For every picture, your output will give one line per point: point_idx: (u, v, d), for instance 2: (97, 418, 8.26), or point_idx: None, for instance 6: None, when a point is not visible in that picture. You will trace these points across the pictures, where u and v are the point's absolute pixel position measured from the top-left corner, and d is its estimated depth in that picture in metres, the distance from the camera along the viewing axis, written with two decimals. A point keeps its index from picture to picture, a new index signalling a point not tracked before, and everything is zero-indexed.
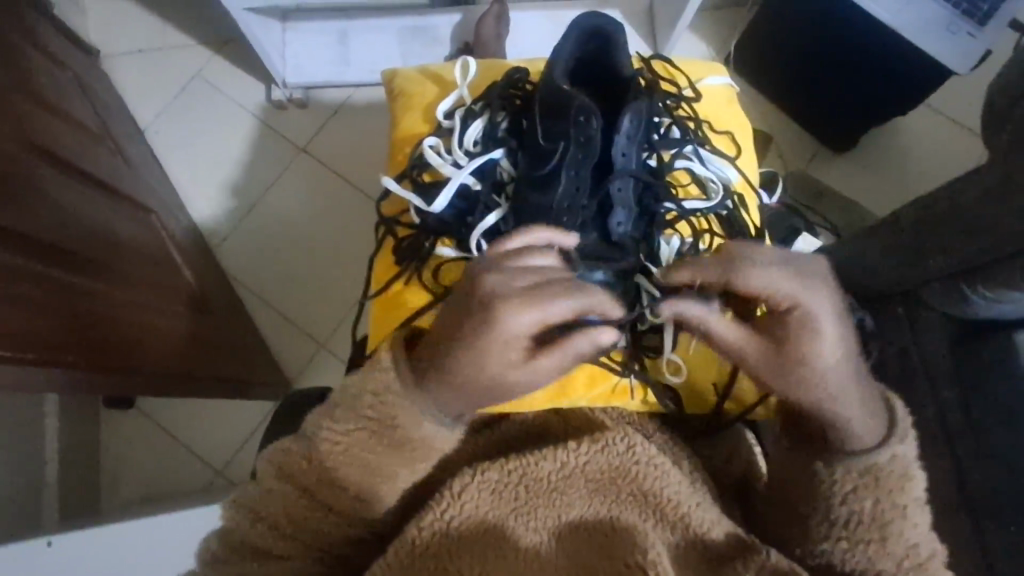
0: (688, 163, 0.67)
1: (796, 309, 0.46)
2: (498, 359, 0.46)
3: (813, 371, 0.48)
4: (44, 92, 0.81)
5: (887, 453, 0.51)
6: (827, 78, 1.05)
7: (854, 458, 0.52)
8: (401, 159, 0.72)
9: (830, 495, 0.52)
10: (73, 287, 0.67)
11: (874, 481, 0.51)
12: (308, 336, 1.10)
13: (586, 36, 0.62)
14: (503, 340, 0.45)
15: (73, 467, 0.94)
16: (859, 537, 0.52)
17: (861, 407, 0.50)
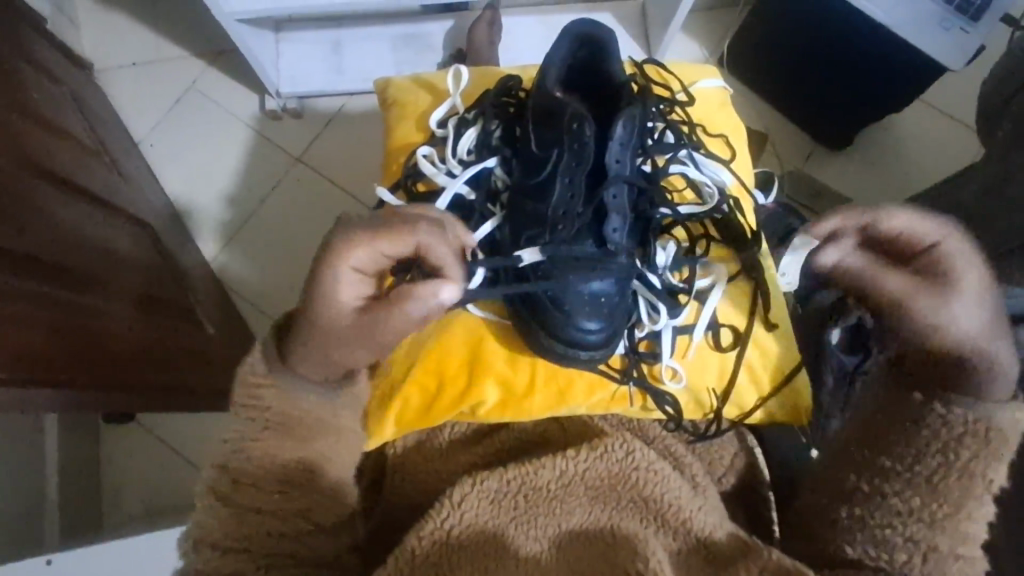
0: (683, 168, 0.67)
1: (935, 249, 0.51)
2: (332, 299, 0.51)
3: (966, 310, 0.50)
4: (39, 109, 0.81)
5: (1017, 415, 0.49)
6: (822, 77, 1.05)
7: (971, 405, 0.50)
8: (395, 169, 0.72)
9: (932, 439, 0.50)
10: (70, 305, 0.67)
11: (980, 432, 0.49)
12: None
13: (577, 44, 0.63)
14: (337, 274, 0.50)
15: (74, 483, 0.94)
16: (937, 496, 0.49)
17: (1011, 353, 0.51)
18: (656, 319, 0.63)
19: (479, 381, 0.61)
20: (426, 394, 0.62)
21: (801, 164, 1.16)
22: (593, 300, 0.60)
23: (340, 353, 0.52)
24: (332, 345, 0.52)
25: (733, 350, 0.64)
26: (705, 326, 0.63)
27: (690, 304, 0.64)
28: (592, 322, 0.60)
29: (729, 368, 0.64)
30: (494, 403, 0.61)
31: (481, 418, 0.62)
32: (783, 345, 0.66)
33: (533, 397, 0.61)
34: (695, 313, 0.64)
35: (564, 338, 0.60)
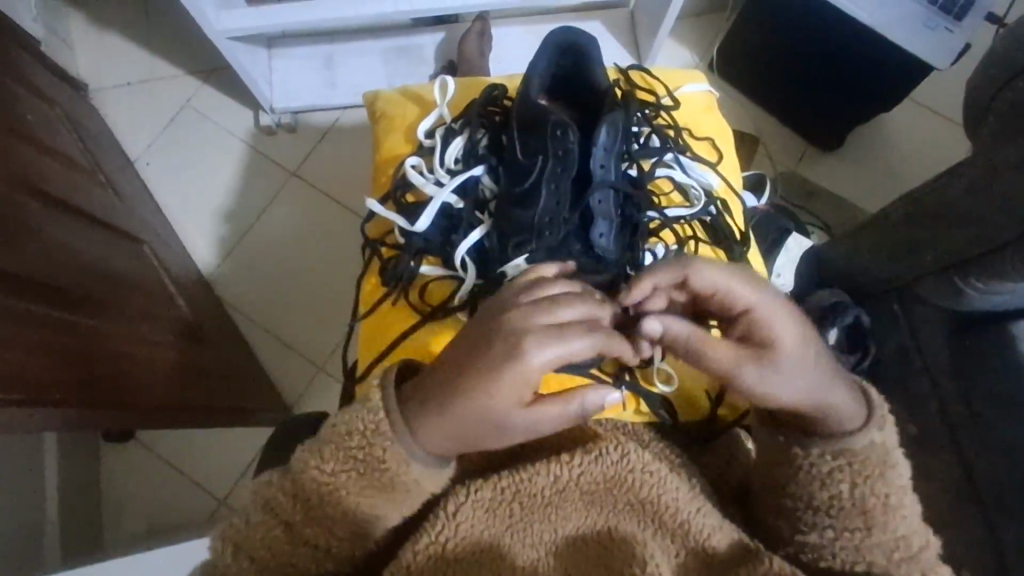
0: (669, 172, 0.67)
1: (750, 309, 0.51)
2: (498, 403, 0.47)
3: (794, 377, 0.50)
4: (35, 132, 0.82)
5: (863, 441, 0.51)
6: (808, 80, 1.07)
7: (830, 443, 0.52)
8: (385, 180, 0.72)
9: (811, 481, 0.52)
10: (69, 325, 0.67)
11: (849, 464, 0.51)
12: (305, 359, 1.09)
13: (561, 50, 0.63)
14: (521, 378, 0.46)
15: (75, 503, 0.94)
16: (845, 525, 0.51)
17: (856, 405, 0.52)
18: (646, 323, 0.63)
19: None
20: None
21: (794, 165, 1.16)
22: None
23: (490, 441, 0.51)
24: (470, 428, 0.49)
25: None
26: None
27: None
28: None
29: None
30: None
31: None
32: None
33: None
34: None
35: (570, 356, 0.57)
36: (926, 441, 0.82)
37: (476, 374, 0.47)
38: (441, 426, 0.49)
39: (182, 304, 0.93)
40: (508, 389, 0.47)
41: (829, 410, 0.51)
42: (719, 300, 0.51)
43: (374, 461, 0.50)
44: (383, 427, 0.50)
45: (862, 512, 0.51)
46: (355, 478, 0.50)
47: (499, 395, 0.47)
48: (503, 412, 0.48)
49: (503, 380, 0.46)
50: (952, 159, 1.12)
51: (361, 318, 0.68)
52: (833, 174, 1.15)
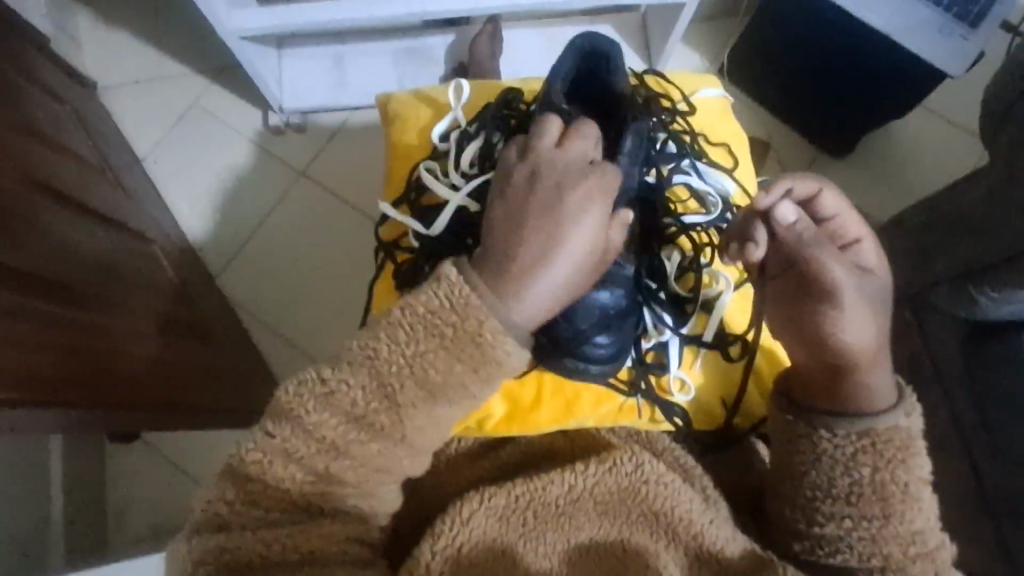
0: (686, 178, 0.67)
1: (857, 244, 0.55)
2: (581, 230, 0.49)
3: (869, 322, 0.51)
4: (45, 130, 0.82)
5: (888, 421, 0.52)
6: (821, 86, 1.06)
7: (858, 422, 0.52)
8: (398, 182, 0.73)
9: (834, 464, 0.53)
10: (77, 324, 0.67)
11: (874, 446, 0.52)
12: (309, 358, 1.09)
13: (584, 53, 0.63)
14: (581, 204, 0.49)
15: (81, 501, 0.94)
16: (864, 514, 0.52)
17: (891, 384, 0.54)
18: (663, 329, 0.63)
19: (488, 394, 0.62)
20: None
21: (805, 171, 1.16)
22: (603, 313, 0.59)
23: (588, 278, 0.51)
24: (574, 271, 0.49)
25: (742, 361, 0.64)
26: (712, 336, 0.64)
27: (696, 315, 0.64)
28: (603, 336, 0.59)
29: (738, 377, 0.65)
30: (500, 416, 0.62)
31: (489, 433, 0.62)
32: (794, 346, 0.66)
33: (538, 411, 0.61)
34: (701, 323, 0.64)
35: (579, 355, 0.59)
36: (937, 449, 0.81)
37: (535, 231, 0.48)
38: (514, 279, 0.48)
39: (189, 303, 0.93)
40: (553, 213, 0.48)
41: (876, 372, 0.52)
42: (835, 226, 0.55)
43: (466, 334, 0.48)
44: (470, 301, 0.47)
45: (881, 503, 0.51)
46: (441, 352, 0.48)
47: (551, 219, 0.48)
48: (592, 235, 0.49)
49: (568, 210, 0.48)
50: (964, 168, 1.12)
51: None
52: (843, 180, 1.15)
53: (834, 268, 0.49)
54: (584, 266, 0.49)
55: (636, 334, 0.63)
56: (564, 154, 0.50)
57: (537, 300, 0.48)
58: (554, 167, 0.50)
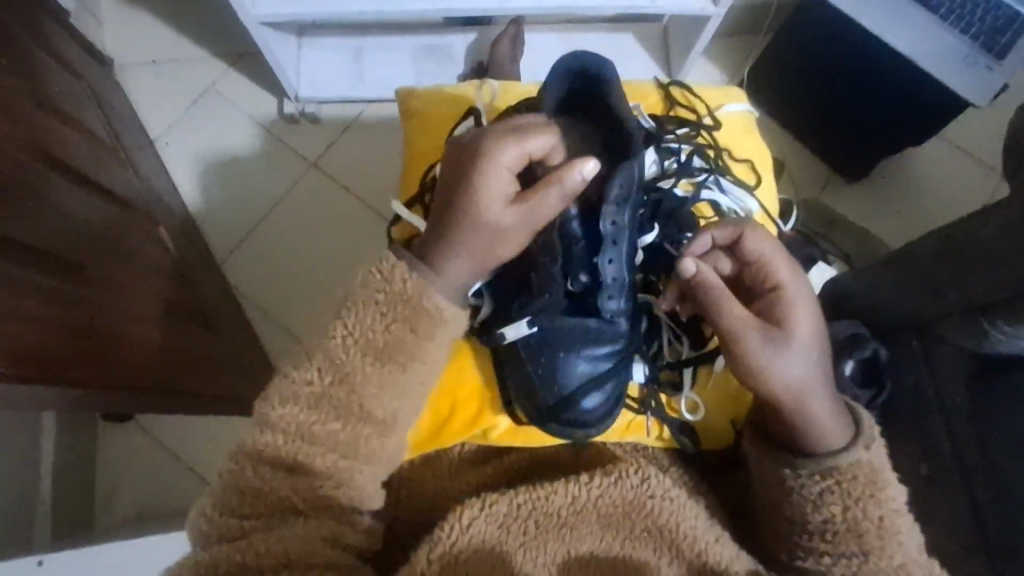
0: (711, 194, 0.66)
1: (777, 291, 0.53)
2: (489, 207, 0.51)
3: (788, 359, 0.50)
4: (58, 102, 0.81)
5: (851, 458, 0.51)
6: (840, 107, 1.05)
7: (821, 462, 0.51)
8: (412, 184, 0.71)
9: (802, 501, 0.52)
10: (80, 302, 0.66)
11: (840, 484, 0.51)
12: (285, 331, 1.09)
13: (575, 72, 0.56)
14: (490, 177, 0.50)
15: (71, 480, 0.93)
16: (842, 551, 0.51)
17: (841, 421, 0.52)
18: (679, 347, 0.63)
19: (492, 403, 0.62)
20: (437, 417, 0.62)
21: (817, 193, 1.15)
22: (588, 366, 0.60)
23: (500, 248, 0.53)
24: (485, 243, 0.52)
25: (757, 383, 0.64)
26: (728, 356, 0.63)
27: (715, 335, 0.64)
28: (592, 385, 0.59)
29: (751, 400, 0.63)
30: (505, 426, 0.62)
31: (491, 441, 0.62)
32: None
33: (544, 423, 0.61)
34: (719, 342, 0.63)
35: (551, 404, 0.59)
36: (938, 482, 0.80)
37: (448, 213, 0.52)
38: (443, 237, 0.52)
39: (192, 287, 0.92)
40: (473, 156, 0.51)
41: (817, 400, 0.51)
42: (760, 271, 0.55)
43: (399, 296, 0.51)
44: (398, 268, 0.51)
45: (856, 538, 0.51)
46: (380, 317, 0.51)
47: (473, 164, 0.51)
48: (500, 208, 0.51)
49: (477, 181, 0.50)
50: (978, 201, 1.11)
51: None
52: (855, 205, 1.14)
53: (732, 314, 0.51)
54: (502, 208, 0.51)
55: (648, 353, 0.63)
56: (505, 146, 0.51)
57: (457, 266, 0.52)
58: (479, 136, 0.53)
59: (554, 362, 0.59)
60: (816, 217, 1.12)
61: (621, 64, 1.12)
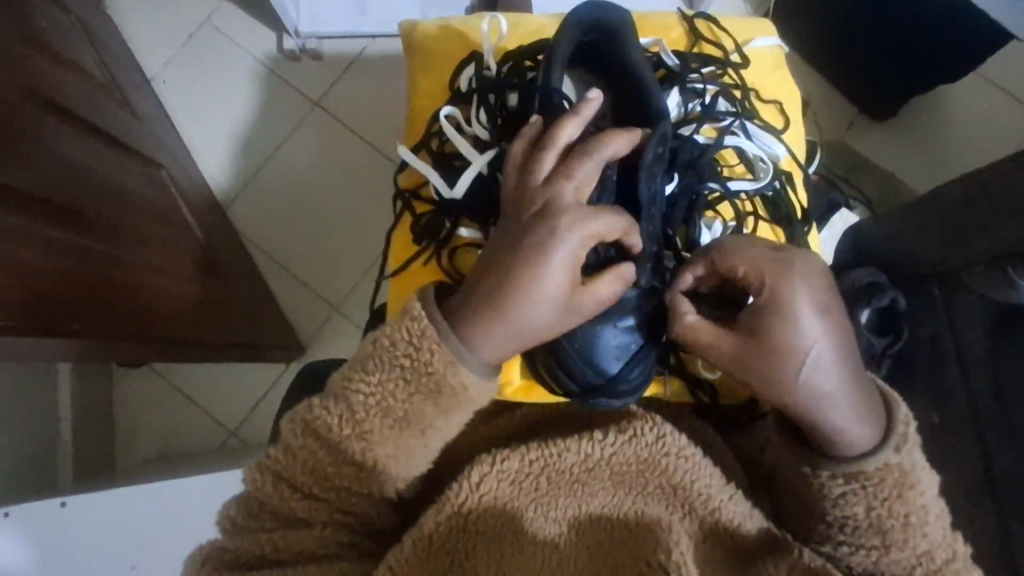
0: (737, 140, 0.62)
1: (769, 295, 0.49)
2: (540, 294, 0.47)
3: (778, 370, 0.48)
4: (48, 40, 0.77)
5: (878, 462, 0.50)
6: (872, 42, 0.99)
7: (845, 466, 0.50)
8: (418, 129, 0.66)
9: (824, 498, 0.52)
10: (87, 253, 0.65)
11: (866, 488, 0.50)
12: (300, 282, 1.08)
13: (588, 26, 0.57)
14: (546, 264, 0.47)
15: (89, 425, 0.95)
16: (865, 543, 0.51)
17: (860, 422, 0.49)
18: None
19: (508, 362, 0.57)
20: None
21: (843, 134, 1.10)
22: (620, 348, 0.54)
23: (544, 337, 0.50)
24: (531, 331, 0.49)
25: None
26: None
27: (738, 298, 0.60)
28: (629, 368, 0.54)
29: None
30: (519, 384, 0.58)
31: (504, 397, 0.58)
32: None
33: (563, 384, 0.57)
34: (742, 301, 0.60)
35: (580, 383, 0.54)
36: (948, 434, 0.80)
37: (489, 289, 0.48)
38: (474, 310, 0.49)
39: (199, 235, 0.90)
40: (530, 248, 0.47)
41: (836, 415, 0.49)
42: (750, 278, 0.50)
43: (423, 366, 0.49)
44: (427, 332, 0.49)
45: (877, 532, 0.51)
46: (404, 384, 0.50)
47: (533, 268, 0.47)
48: (552, 297, 0.48)
49: (528, 267, 0.47)
50: (1012, 143, 1.06)
51: (390, 275, 0.63)
52: (882, 146, 1.09)
53: (713, 332, 0.50)
54: (549, 311, 0.48)
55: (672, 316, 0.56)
56: (555, 228, 0.47)
57: (494, 345, 0.49)
58: (530, 215, 0.48)
59: (575, 337, 0.53)
60: (840, 160, 1.07)
61: None
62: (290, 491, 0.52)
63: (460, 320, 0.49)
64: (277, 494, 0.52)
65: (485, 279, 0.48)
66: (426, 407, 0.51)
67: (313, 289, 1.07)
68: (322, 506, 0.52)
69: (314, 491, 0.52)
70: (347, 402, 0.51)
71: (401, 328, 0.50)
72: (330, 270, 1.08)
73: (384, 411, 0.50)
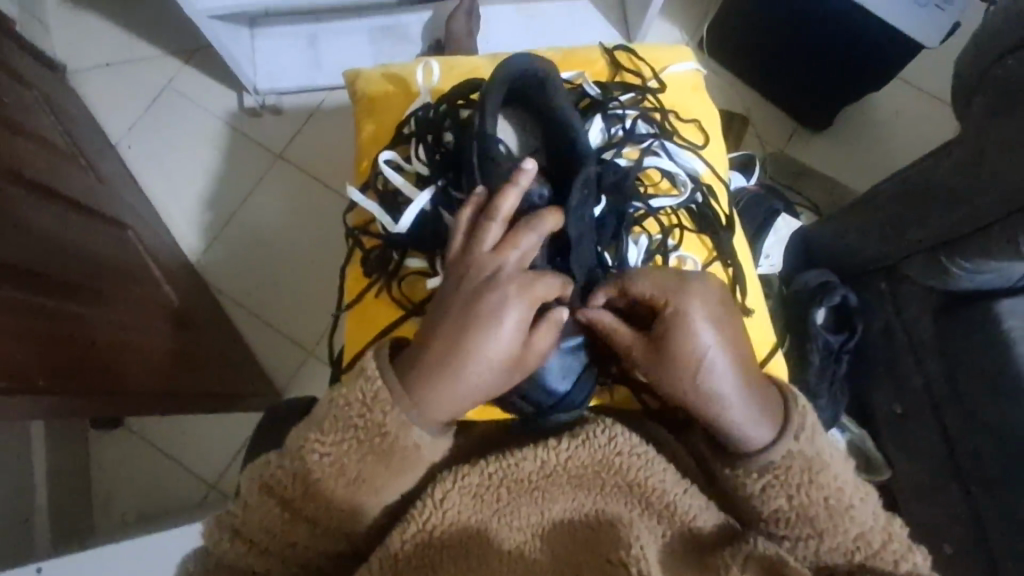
0: (657, 159, 0.66)
1: (670, 308, 0.52)
2: (493, 353, 0.50)
3: (681, 376, 0.52)
4: (13, 114, 0.80)
5: (783, 451, 0.53)
6: (798, 59, 1.06)
7: (757, 460, 0.53)
8: (365, 169, 0.70)
9: (751, 495, 0.55)
10: (55, 313, 0.66)
11: (779, 478, 0.53)
12: (271, 328, 1.10)
13: (521, 77, 0.60)
14: (497, 326, 0.49)
15: (65, 490, 0.94)
16: (800, 534, 0.54)
17: (763, 421, 0.53)
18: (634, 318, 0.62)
19: None
20: None
21: (784, 145, 1.16)
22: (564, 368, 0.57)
23: (499, 390, 0.52)
24: (485, 387, 0.51)
25: None
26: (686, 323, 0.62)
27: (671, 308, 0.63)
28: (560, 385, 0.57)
29: None
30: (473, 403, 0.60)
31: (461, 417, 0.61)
32: (759, 326, 0.68)
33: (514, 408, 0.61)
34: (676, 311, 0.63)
35: (535, 404, 0.57)
36: (913, 421, 0.83)
37: (442, 353, 0.50)
38: (421, 372, 0.50)
39: (168, 291, 0.92)
40: (478, 315, 0.50)
41: (739, 416, 0.52)
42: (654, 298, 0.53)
43: (375, 428, 0.51)
44: (379, 396, 0.51)
45: (809, 525, 0.54)
46: (356, 446, 0.52)
47: (482, 329, 0.49)
48: (505, 354, 0.50)
49: (479, 330, 0.49)
50: (937, 144, 1.13)
51: (346, 309, 0.66)
52: (819, 154, 1.15)
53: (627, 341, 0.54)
54: (497, 374, 0.50)
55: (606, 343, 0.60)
56: (502, 292, 0.50)
57: (448, 403, 0.51)
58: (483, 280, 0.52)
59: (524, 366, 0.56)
60: (782, 171, 1.13)
61: (578, 30, 1.12)
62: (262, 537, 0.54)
63: (412, 378, 0.51)
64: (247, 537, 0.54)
65: (436, 341, 0.50)
66: (379, 469, 0.52)
67: (285, 334, 1.09)
68: (294, 549, 0.54)
69: (285, 527, 0.53)
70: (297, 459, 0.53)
71: (354, 391, 0.52)
72: (300, 317, 1.10)
73: (345, 443, 0.52)
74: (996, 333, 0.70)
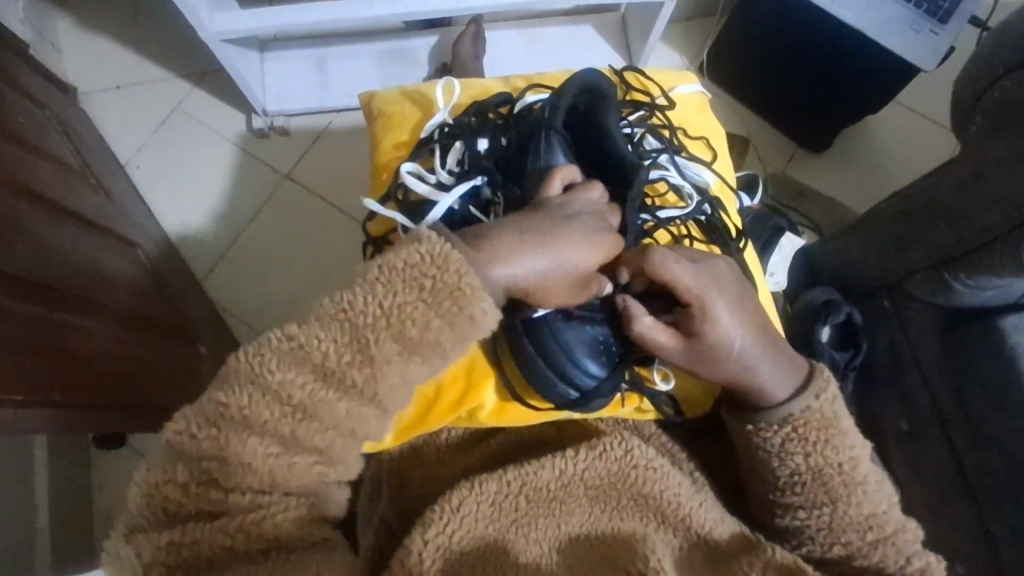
0: (664, 173, 0.67)
1: (700, 295, 0.53)
2: (579, 262, 0.54)
3: (717, 356, 0.54)
4: (25, 133, 0.81)
5: (800, 405, 0.55)
6: (796, 83, 1.08)
7: (775, 413, 0.55)
8: (383, 181, 0.71)
9: (768, 456, 0.56)
10: (66, 329, 0.66)
11: (797, 431, 0.54)
12: None
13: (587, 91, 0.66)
14: (598, 243, 0.55)
15: (65, 510, 0.92)
16: (814, 502, 0.54)
17: (787, 378, 0.56)
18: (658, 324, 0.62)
19: (480, 383, 0.61)
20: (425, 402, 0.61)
21: (784, 166, 1.18)
22: (590, 344, 0.58)
23: (549, 296, 0.54)
24: (550, 285, 0.53)
25: None
26: None
27: None
28: (588, 364, 0.57)
29: None
30: (491, 407, 0.61)
31: (478, 422, 0.61)
32: None
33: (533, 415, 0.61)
34: None
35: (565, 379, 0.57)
36: (919, 436, 0.83)
37: (542, 236, 0.52)
38: (499, 247, 0.51)
39: (173, 307, 0.92)
40: (584, 225, 0.55)
41: (768, 382, 0.55)
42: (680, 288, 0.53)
43: (447, 288, 0.48)
44: (453, 258, 0.48)
45: (825, 489, 0.54)
46: (423, 306, 0.48)
47: (583, 236, 0.54)
48: (583, 270, 0.54)
49: (582, 235, 0.54)
50: (934, 165, 1.15)
51: None
52: (819, 174, 1.17)
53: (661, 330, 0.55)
54: (565, 277, 0.53)
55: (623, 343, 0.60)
56: (602, 222, 0.57)
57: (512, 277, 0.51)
58: (573, 209, 0.56)
59: (556, 339, 0.57)
60: (784, 190, 1.15)
61: (581, 54, 1.15)
62: (266, 443, 0.45)
63: (494, 245, 0.51)
64: (249, 443, 0.45)
65: (538, 227, 0.53)
66: (431, 352, 0.49)
67: None
68: None
69: None
70: (340, 327, 0.47)
71: (412, 250, 0.49)
72: None
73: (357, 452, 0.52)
74: (1003, 346, 0.70)
